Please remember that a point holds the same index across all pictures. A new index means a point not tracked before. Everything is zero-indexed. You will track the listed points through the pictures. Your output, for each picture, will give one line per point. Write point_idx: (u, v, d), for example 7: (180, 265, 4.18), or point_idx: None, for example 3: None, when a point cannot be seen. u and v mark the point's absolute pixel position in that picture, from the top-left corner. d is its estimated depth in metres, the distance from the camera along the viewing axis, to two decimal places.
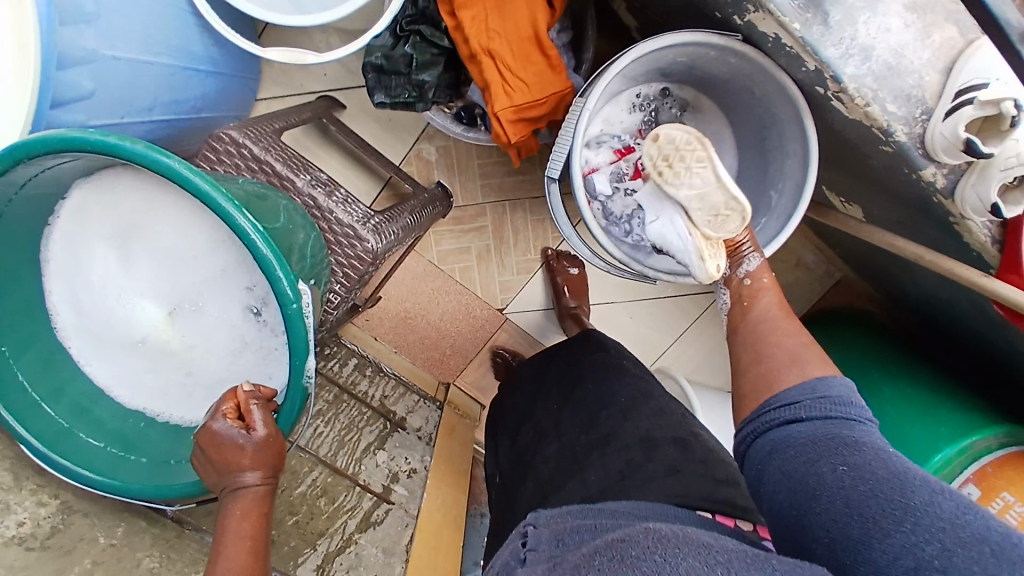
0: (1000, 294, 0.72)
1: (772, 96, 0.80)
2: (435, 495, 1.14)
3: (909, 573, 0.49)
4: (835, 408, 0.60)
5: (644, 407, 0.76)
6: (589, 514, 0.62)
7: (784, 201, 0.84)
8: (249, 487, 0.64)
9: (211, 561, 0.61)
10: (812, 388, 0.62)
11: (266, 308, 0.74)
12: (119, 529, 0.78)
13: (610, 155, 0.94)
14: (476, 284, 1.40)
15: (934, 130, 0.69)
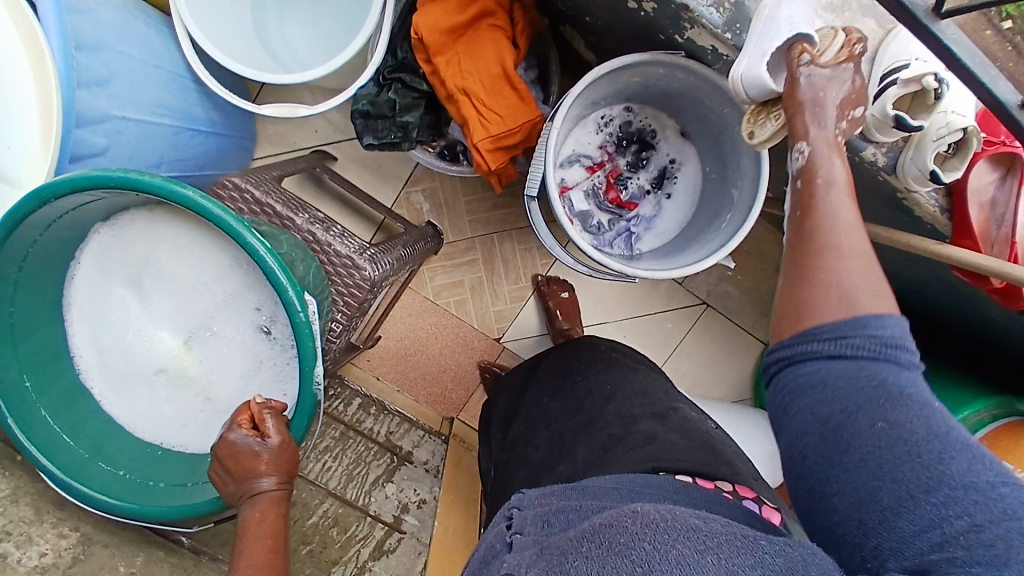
0: (957, 255, 0.79)
1: (720, 103, 0.89)
2: (446, 522, 1.12)
3: (934, 548, 0.44)
4: (885, 348, 0.52)
5: (626, 391, 0.86)
6: (584, 492, 0.60)
7: (745, 195, 0.90)
8: (266, 492, 0.67)
9: (234, 562, 0.63)
10: (863, 322, 0.53)
11: (276, 325, 0.78)
12: (138, 559, 0.79)
13: (583, 172, 1.05)
14: (472, 315, 1.46)
15: (865, 112, 0.77)
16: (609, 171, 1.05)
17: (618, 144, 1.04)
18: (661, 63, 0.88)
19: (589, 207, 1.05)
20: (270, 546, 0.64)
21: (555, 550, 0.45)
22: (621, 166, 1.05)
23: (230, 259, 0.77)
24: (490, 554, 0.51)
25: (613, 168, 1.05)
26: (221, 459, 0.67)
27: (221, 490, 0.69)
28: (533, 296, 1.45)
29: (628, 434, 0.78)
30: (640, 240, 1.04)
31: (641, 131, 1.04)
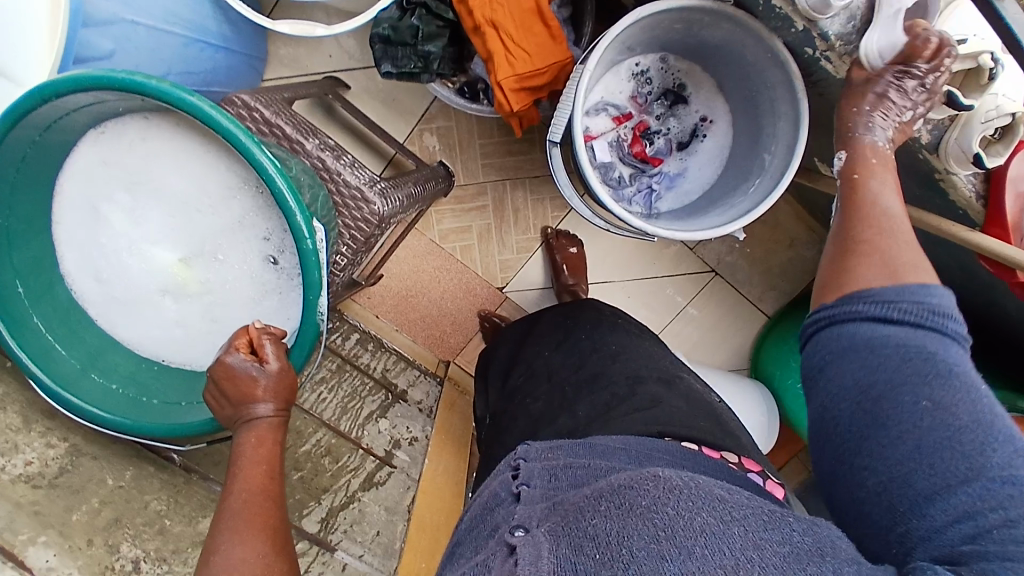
0: (990, 245, 0.75)
1: (763, 62, 0.84)
2: (436, 460, 1.17)
3: (966, 541, 0.43)
4: (931, 319, 0.53)
5: (630, 353, 0.85)
6: (583, 448, 0.58)
7: (775, 168, 0.87)
8: (262, 418, 0.66)
9: (228, 485, 0.61)
10: (912, 292, 0.54)
11: (285, 256, 0.75)
12: (128, 473, 0.79)
13: (609, 122, 1.00)
14: (477, 262, 1.43)
15: None
16: (637, 123, 1.01)
17: (648, 96, 1.00)
18: (705, 12, 0.83)
19: (611, 158, 1.01)
20: (267, 470, 0.63)
21: (567, 507, 0.43)
22: (650, 119, 1.01)
23: (240, 182, 0.73)
24: (496, 501, 0.50)
25: (642, 121, 1.01)
26: (218, 381, 0.66)
27: (218, 413, 0.68)
28: (541, 249, 1.42)
29: (631, 393, 0.77)
30: (659, 200, 1.01)
31: (673, 85, 1.00)
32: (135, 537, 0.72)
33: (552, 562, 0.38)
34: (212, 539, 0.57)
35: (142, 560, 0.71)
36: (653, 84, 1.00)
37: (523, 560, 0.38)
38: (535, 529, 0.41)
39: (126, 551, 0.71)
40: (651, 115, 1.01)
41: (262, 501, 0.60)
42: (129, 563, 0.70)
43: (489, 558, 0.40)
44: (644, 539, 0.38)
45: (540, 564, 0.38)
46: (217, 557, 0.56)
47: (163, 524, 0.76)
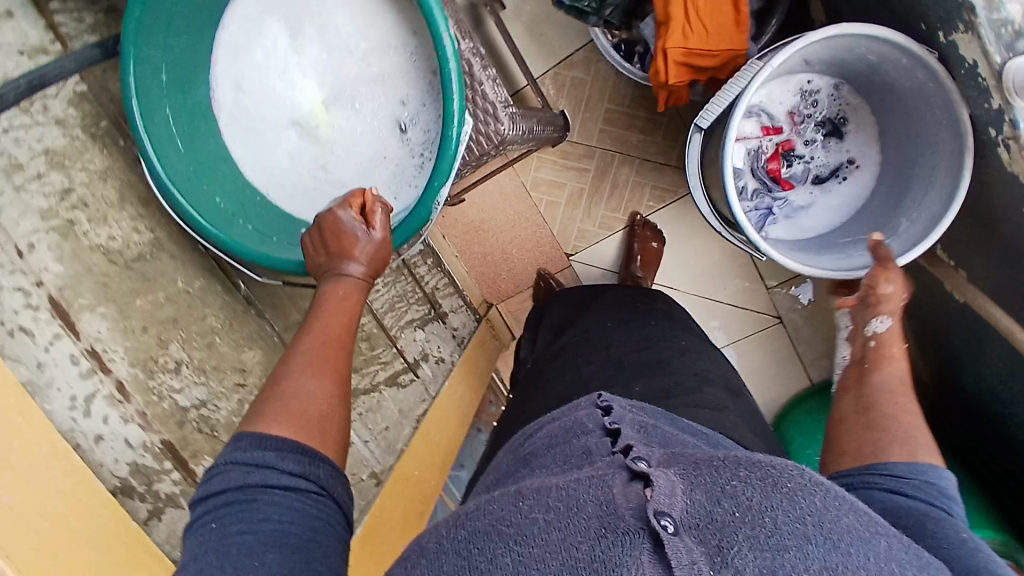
0: None
1: (941, 127, 0.81)
2: (455, 387, 1.19)
3: None
4: (939, 498, 0.55)
5: (685, 360, 0.86)
6: (647, 430, 0.60)
7: (913, 235, 0.84)
8: (351, 277, 0.68)
9: (304, 326, 0.66)
10: (920, 471, 0.57)
11: (414, 128, 0.78)
12: (197, 283, 0.79)
13: (757, 129, 0.97)
14: (555, 222, 1.42)
15: None
16: (783, 139, 0.98)
17: (806, 117, 0.97)
18: (909, 53, 0.78)
19: (744, 165, 0.98)
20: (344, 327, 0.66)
21: (692, 463, 0.47)
22: (798, 141, 0.98)
23: (407, 50, 0.75)
24: (592, 449, 0.55)
25: (790, 139, 0.98)
26: (317, 236, 0.69)
27: (309, 258, 0.70)
28: (623, 232, 1.40)
29: (693, 393, 0.79)
30: (773, 224, 0.98)
31: (834, 115, 0.97)
32: (185, 340, 0.74)
33: (684, 503, 0.43)
34: (282, 368, 0.63)
35: (184, 365, 0.72)
36: (815, 106, 0.97)
37: (655, 497, 0.43)
38: (663, 469, 0.46)
39: (173, 351, 0.71)
40: (802, 137, 0.98)
41: (331, 353, 0.65)
42: (172, 363, 0.71)
43: (608, 476, 0.46)
44: (787, 516, 0.41)
45: (673, 502, 0.42)
46: (287, 383, 0.62)
47: (211, 341, 0.77)
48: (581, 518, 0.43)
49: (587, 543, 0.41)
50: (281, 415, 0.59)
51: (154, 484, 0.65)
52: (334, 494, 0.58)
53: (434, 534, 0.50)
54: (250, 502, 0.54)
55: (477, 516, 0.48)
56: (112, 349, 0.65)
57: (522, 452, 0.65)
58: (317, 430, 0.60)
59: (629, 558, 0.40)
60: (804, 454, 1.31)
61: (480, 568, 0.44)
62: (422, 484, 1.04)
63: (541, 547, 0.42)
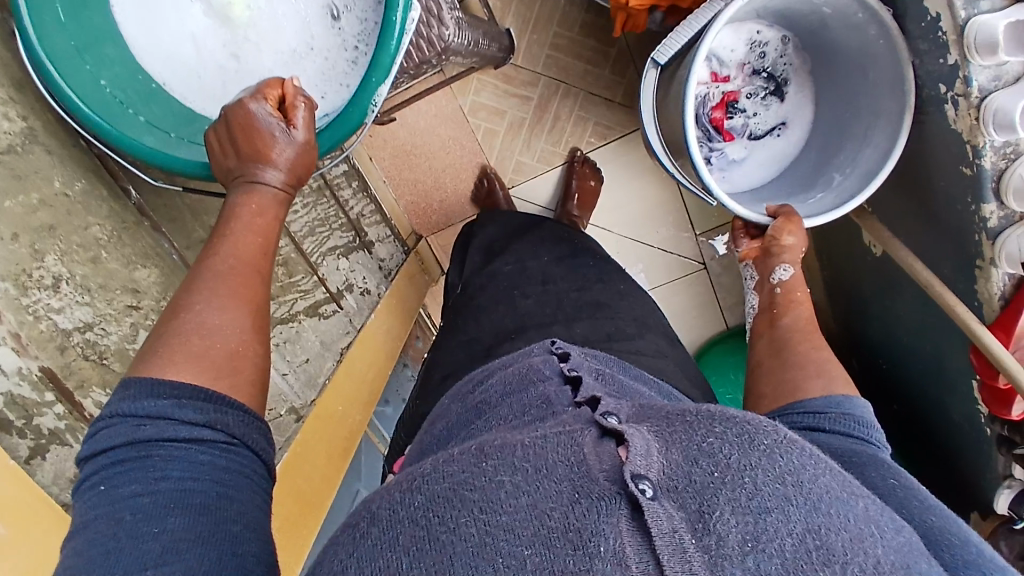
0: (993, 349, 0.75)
1: (883, 86, 0.80)
2: (381, 321, 1.14)
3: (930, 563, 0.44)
4: (858, 428, 0.57)
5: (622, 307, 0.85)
6: (603, 378, 0.62)
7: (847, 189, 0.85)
8: (269, 186, 0.58)
9: (214, 238, 0.56)
10: (837, 403, 0.60)
11: (349, 16, 0.69)
12: (78, 185, 0.66)
13: (706, 76, 0.94)
14: (493, 152, 1.35)
15: (1015, 170, 0.70)
16: (729, 88, 0.95)
17: (754, 68, 0.94)
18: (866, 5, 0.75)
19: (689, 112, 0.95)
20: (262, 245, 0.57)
21: (664, 420, 0.51)
22: (744, 91, 0.95)
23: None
24: (552, 398, 0.55)
25: (734, 89, 0.95)
26: (221, 137, 0.58)
27: (215, 162, 0.59)
28: (562, 168, 1.35)
29: (617, 342, 0.78)
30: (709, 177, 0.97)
31: (781, 67, 0.95)
32: (65, 254, 0.62)
33: (661, 463, 0.44)
34: (184, 295, 0.53)
35: (63, 280, 0.61)
36: (764, 57, 0.94)
37: (629, 460, 0.44)
38: (636, 428, 0.48)
39: (50, 262, 0.60)
40: (747, 88, 0.95)
41: (253, 277, 0.56)
42: (49, 278, 0.59)
43: (577, 433, 0.48)
44: (765, 475, 0.44)
45: (649, 464, 0.44)
46: (188, 315, 0.52)
47: (98, 254, 0.65)
48: (550, 480, 0.45)
49: (559, 510, 0.43)
50: (190, 356, 0.50)
51: (34, 419, 0.55)
52: (248, 440, 0.50)
53: (385, 497, 0.49)
54: (144, 460, 0.46)
55: (435, 479, 0.47)
56: None
57: (473, 400, 0.62)
58: (235, 363, 0.52)
59: (606, 524, 0.41)
60: (717, 392, 1.40)
61: (441, 538, 0.43)
62: (348, 418, 1.00)
63: (509, 515, 0.43)
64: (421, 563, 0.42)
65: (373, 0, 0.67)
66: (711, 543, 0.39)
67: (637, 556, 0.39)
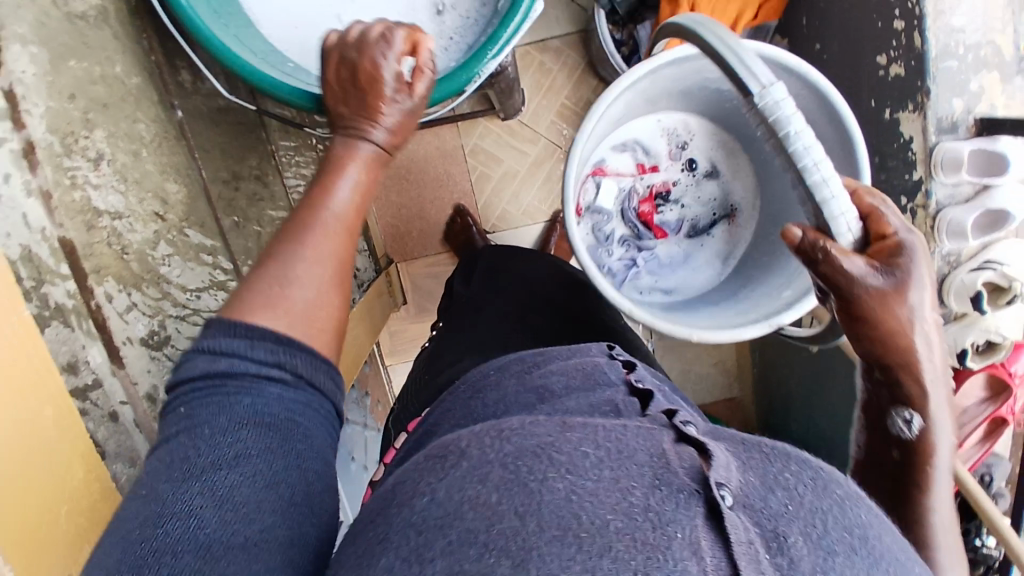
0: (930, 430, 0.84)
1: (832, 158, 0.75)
2: (354, 327, 1.09)
3: None
4: None
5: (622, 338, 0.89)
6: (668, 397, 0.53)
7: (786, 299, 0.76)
8: (370, 145, 0.57)
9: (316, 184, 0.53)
10: None
11: (453, 11, 0.67)
12: (134, 80, 0.62)
13: (632, 167, 0.94)
14: (482, 195, 1.40)
15: (955, 276, 0.83)
16: (658, 179, 0.95)
17: (681, 157, 0.94)
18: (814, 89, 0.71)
19: (613, 208, 0.94)
20: (352, 197, 0.52)
21: (739, 441, 0.43)
22: (675, 182, 0.95)
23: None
24: (622, 407, 0.46)
25: (664, 182, 0.95)
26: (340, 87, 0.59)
27: (328, 103, 0.59)
28: (544, 224, 1.42)
29: None
30: (638, 277, 0.93)
31: (709, 163, 0.94)
32: (111, 136, 0.56)
33: (740, 479, 0.37)
34: (279, 246, 0.47)
35: (104, 161, 0.55)
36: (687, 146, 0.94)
37: (712, 469, 0.37)
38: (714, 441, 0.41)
39: (95, 137, 0.54)
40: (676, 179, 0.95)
41: (337, 234, 0.49)
42: (92, 153, 0.53)
43: (656, 428, 0.41)
44: (835, 523, 0.36)
45: (730, 477, 0.37)
46: (278, 264, 0.46)
47: (139, 150, 0.60)
48: (632, 463, 0.37)
49: (641, 490, 0.35)
50: (263, 300, 0.43)
51: (43, 286, 0.47)
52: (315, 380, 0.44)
53: (475, 437, 0.40)
54: (218, 388, 0.41)
55: (523, 432, 0.39)
56: (32, 98, 0.48)
57: (531, 380, 0.52)
58: (311, 327, 0.44)
59: (683, 516, 0.34)
60: None
61: (529, 484, 0.36)
62: None
63: (594, 481, 0.36)
64: (508, 500, 0.35)
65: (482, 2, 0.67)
66: (783, 564, 0.33)
67: (711, 550, 0.32)
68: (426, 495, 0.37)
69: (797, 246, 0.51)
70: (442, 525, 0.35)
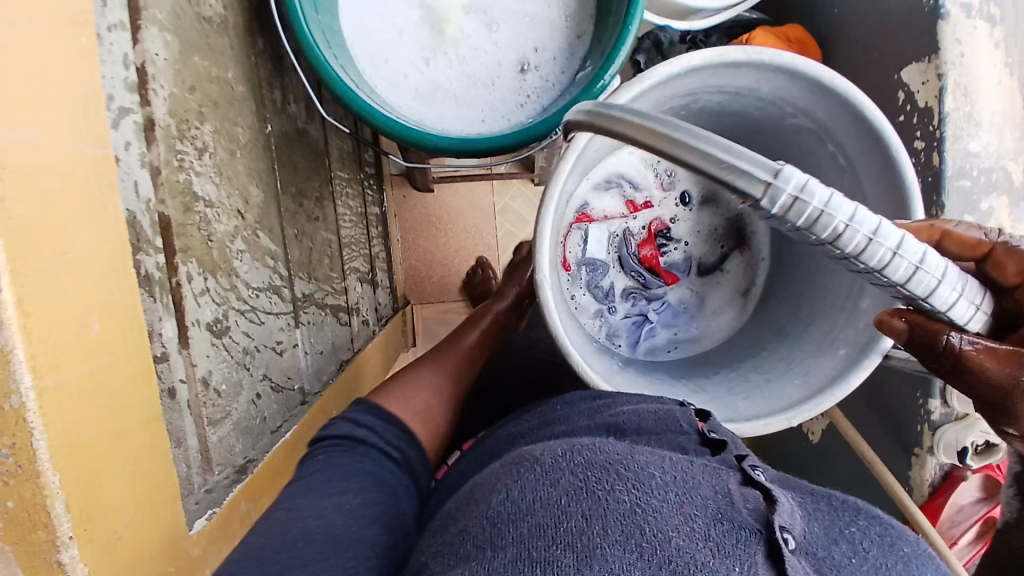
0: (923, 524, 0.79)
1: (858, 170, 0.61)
2: (371, 358, 1.10)
3: None
4: None
5: None
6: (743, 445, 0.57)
7: (844, 358, 0.62)
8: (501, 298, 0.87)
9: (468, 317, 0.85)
10: None
11: (536, 76, 0.74)
12: (240, 89, 0.66)
13: (621, 206, 0.79)
14: (505, 251, 1.45)
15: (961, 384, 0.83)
16: (652, 217, 0.80)
17: (668, 186, 0.80)
18: (804, 81, 0.58)
19: (607, 259, 0.79)
20: (477, 341, 0.82)
21: (812, 494, 0.48)
22: (672, 216, 0.81)
23: (572, 9, 0.74)
24: (691, 449, 0.52)
25: (660, 217, 0.80)
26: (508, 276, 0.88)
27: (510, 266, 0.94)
28: None
29: None
30: (652, 335, 0.79)
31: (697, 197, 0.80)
32: (215, 132, 0.60)
33: (803, 527, 0.42)
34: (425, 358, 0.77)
35: (206, 152, 0.58)
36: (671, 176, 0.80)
37: (776, 513, 0.42)
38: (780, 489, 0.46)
39: (203, 130, 0.57)
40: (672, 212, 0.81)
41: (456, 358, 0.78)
42: (198, 143, 0.57)
43: (722, 472, 0.47)
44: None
45: (793, 523, 0.41)
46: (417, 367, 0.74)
47: (233, 151, 0.63)
48: (696, 494, 0.43)
49: (702, 519, 0.40)
50: (399, 392, 0.69)
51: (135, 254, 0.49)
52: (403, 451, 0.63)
53: (550, 452, 0.47)
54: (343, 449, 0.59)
55: (593, 451, 0.46)
56: (160, 81, 0.51)
57: (602, 418, 0.57)
58: (416, 414, 0.68)
59: (740, 551, 0.39)
60: None
61: (596, 492, 0.42)
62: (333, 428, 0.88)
63: (660, 500, 0.41)
64: (576, 504, 0.41)
65: (563, 72, 0.74)
66: None
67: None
68: (505, 494, 0.43)
69: (904, 338, 0.43)
70: (515, 516, 0.41)
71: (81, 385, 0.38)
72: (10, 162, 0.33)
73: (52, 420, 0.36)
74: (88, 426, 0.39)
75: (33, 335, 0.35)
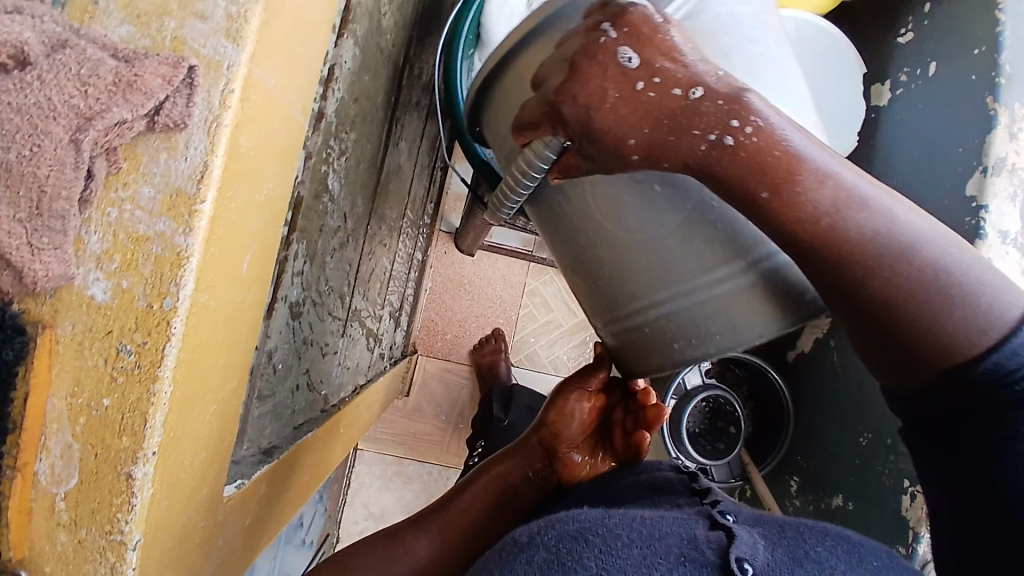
0: None
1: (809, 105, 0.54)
2: (378, 391, 1.09)
3: None
4: None
5: None
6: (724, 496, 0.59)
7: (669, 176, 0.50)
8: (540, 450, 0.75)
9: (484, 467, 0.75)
10: None
11: None
12: (377, 111, 0.73)
13: None
14: (522, 331, 1.49)
15: None
16: None
17: None
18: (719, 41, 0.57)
19: None
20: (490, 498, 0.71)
21: (777, 525, 0.49)
22: None
23: None
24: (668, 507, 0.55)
25: None
26: (580, 401, 0.76)
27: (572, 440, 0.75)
28: None
29: None
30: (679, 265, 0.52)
31: None
32: (354, 139, 0.66)
33: (766, 555, 0.43)
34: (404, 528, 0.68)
35: (342, 153, 0.64)
36: None
37: (736, 547, 0.44)
38: (745, 527, 0.47)
39: (347, 134, 0.64)
40: None
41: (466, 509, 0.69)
42: (341, 144, 0.63)
43: (691, 520, 0.49)
44: None
45: (754, 554, 0.43)
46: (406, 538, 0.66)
47: (357, 161, 0.69)
48: (663, 544, 0.44)
49: (667, 567, 0.42)
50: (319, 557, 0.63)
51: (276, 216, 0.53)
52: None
53: (528, 532, 0.48)
54: None
55: (565, 522, 0.48)
56: (339, 82, 0.58)
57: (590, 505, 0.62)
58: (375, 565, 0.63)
59: None
60: None
61: (565, 560, 0.43)
62: (333, 452, 0.86)
63: (624, 560, 0.43)
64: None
65: None
66: None
67: None
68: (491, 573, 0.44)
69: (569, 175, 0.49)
70: None
71: (222, 311, 0.41)
72: (253, 99, 0.38)
73: (190, 333, 0.38)
74: (209, 348, 0.41)
75: (211, 249, 0.38)
